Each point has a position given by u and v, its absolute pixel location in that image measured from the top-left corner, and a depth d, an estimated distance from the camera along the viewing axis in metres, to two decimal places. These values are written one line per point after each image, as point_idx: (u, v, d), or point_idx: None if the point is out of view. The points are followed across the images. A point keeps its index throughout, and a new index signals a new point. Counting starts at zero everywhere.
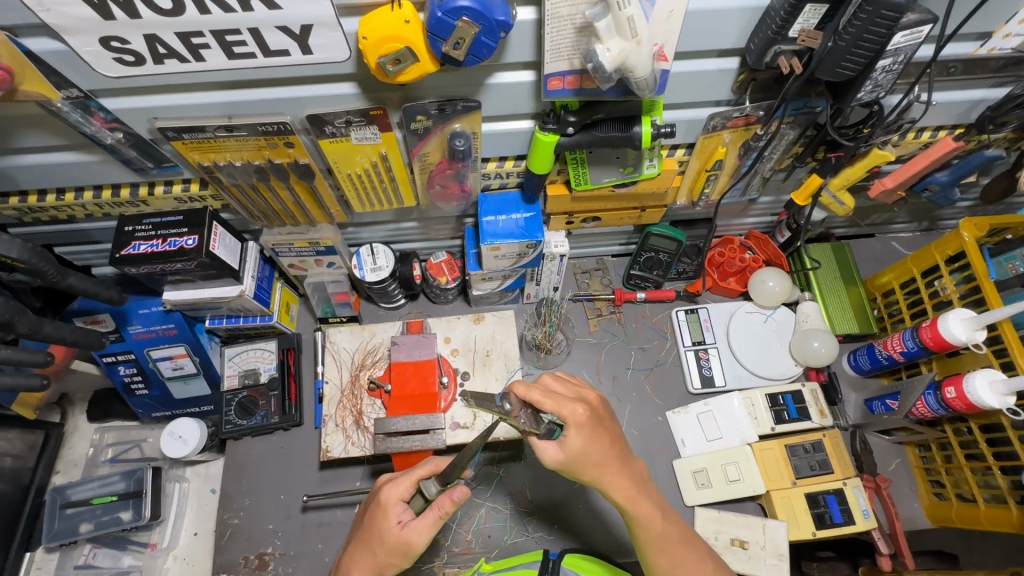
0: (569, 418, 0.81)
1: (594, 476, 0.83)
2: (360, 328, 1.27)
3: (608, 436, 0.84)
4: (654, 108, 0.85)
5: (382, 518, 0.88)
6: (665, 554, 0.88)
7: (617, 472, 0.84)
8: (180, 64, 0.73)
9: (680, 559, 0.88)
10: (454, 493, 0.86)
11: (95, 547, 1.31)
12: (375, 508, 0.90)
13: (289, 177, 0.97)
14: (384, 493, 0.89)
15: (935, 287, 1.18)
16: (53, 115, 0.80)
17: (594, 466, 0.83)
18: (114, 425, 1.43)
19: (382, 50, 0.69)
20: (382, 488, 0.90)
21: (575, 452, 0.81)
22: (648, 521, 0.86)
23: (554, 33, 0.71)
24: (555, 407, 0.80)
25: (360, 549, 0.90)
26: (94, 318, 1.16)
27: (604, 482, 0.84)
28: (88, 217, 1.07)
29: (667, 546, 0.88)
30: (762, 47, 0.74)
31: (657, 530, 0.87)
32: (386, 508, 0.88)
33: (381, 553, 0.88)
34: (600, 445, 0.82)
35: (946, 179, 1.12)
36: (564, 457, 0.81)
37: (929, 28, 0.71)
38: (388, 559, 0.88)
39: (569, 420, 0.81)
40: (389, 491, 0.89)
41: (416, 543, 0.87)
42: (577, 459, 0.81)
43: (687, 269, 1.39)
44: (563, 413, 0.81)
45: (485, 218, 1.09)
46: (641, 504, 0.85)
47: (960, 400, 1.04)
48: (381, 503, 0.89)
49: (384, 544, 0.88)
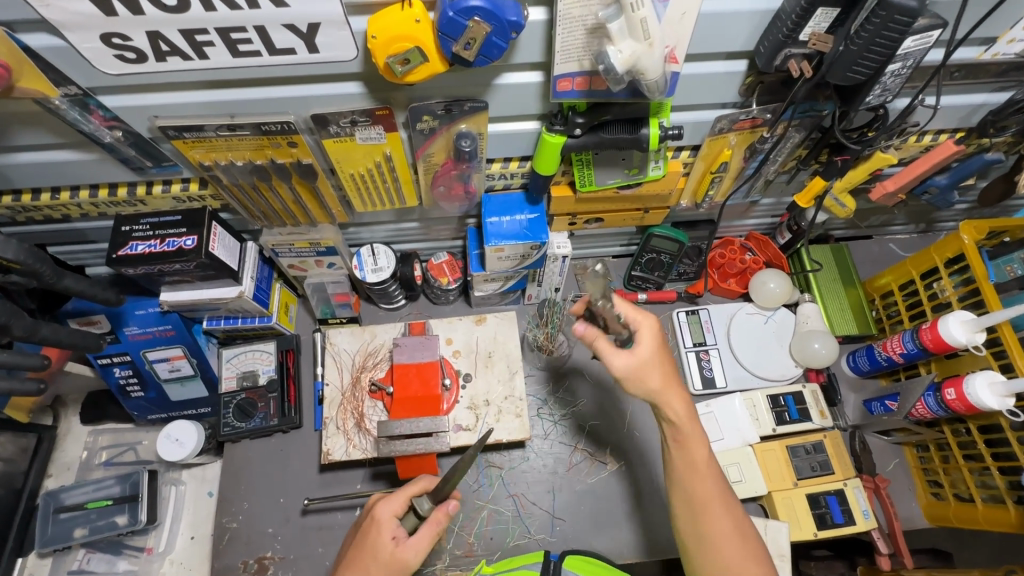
0: (638, 322, 0.89)
1: (656, 390, 0.87)
2: (361, 329, 1.25)
3: (668, 356, 0.90)
4: (662, 110, 0.85)
5: (377, 533, 0.87)
6: (702, 486, 0.87)
7: (679, 391, 0.88)
8: (183, 62, 0.71)
9: (713, 494, 0.87)
10: (448, 506, 0.89)
11: (89, 552, 1.30)
12: (369, 526, 0.89)
13: (292, 177, 0.95)
14: (379, 509, 0.89)
15: (934, 289, 1.19)
16: (50, 113, 0.79)
17: (658, 381, 0.87)
18: (108, 428, 1.41)
19: (392, 49, 0.68)
20: (375, 506, 0.90)
21: (643, 360, 0.87)
22: (695, 447, 0.88)
23: (565, 34, 0.70)
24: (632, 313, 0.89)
25: (349, 570, 0.85)
26: (88, 319, 1.14)
27: (665, 399, 0.87)
28: (83, 216, 1.05)
29: (704, 479, 0.87)
30: (772, 50, 0.74)
31: (702, 459, 0.88)
32: (380, 524, 0.88)
33: (372, 569, 0.84)
34: (664, 363, 0.88)
35: (945, 182, 1.13)
36: (631, 367, 0.87)
37: (938, 33, 0.71)
38: None
39: (641, 325, 0.89)
40: (382, 507, 0.89)
41: (411, 561, 0.84)
42: (641, 368, 0.87)
43: (688, 270, 1.40)
44: (633, 322, 0.89)
45: (489, 219, 1.08)
46: (694, 428, 0.88)
47: (960, 401, 1.05)
48: (374, 520, 0.88)
49: (378, 561, 0.84)
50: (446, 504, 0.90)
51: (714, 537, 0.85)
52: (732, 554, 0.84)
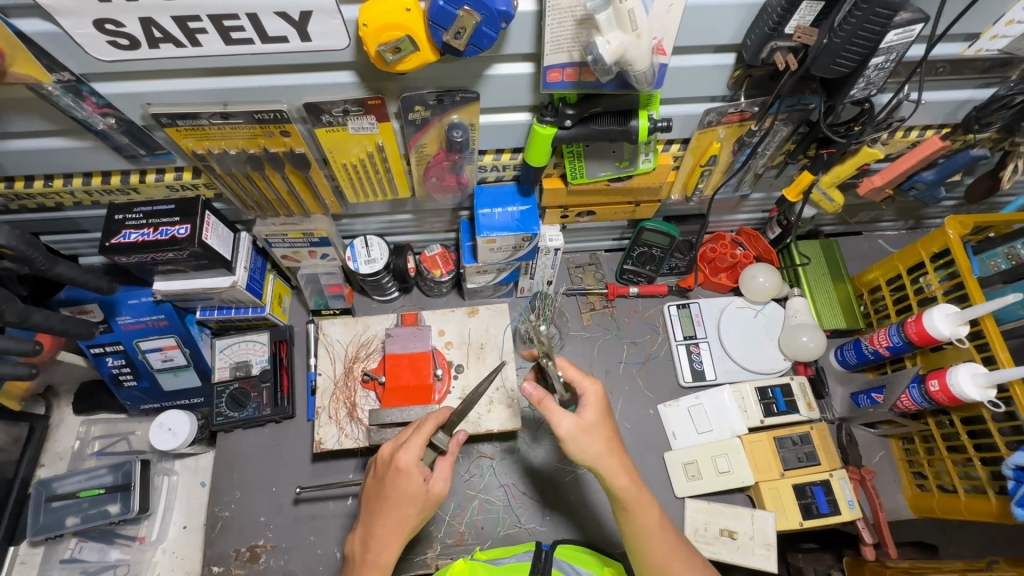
0: (586, 393, 0.89)
1: (599, 457, 0.86)
2: (353, 320, 1.26)
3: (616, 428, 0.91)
4: (652, 102, 0.86)
5: (406, 481, 0.88)
6: (661, 546, 0.88)
7: (623, 459, 0.88)
8: (176, 49, 0.72)
9: (672, 554, 0.88)
10: (459, 440, 0.91)
11: (81, 541, 1.31)
12: (394, 476, 0.88)
13: (285, 166, 0.96)
14: (403, 459, 0.88)
15: (920, 284, 1.21)
16: (43, 99, 0.79)
17: (603, 446, 0.87)
18: (101, 418, 1.42)
19: (383, 38, 0.68)
20: (398, 456, 0.88)
21: (586, 427, 0.87)
22: (643, 513, 0.88)
23: (554, 25, 0.71)
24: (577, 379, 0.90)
25: (387, 518, 0.89)
26: (81, 309, 1.14)
27: (609, 467, 0.86)
28: (76, 204, 1.05)
29: (659, 542, 0.88)
30: (759, 44, 0.75)
31: (654, 521, 0.88)
32: (408, 472, 0.88)
33: (410, 511, 0.89)
34: (607, 435, 0.88)
35: (932, 178, 1.15)
36: (576, 430, 0.86)
37: (921, 27, 0.73)
38: (417, 515, 0.90)
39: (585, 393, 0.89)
40: (405, 456, 0.88)
41: (442, 490, 0.91)
42: (586, 433, 0.86)
43: (679, 264, 1.40)
44: (580, 388, 0.90)
45: (481, 211, 1.09)
46: (643, 494, 0.88)
47: (943, 393, 1.07)
48: (401, 469, 0.88)
49: (410, 503, 0.88)
50: (454, 441, 0.91)
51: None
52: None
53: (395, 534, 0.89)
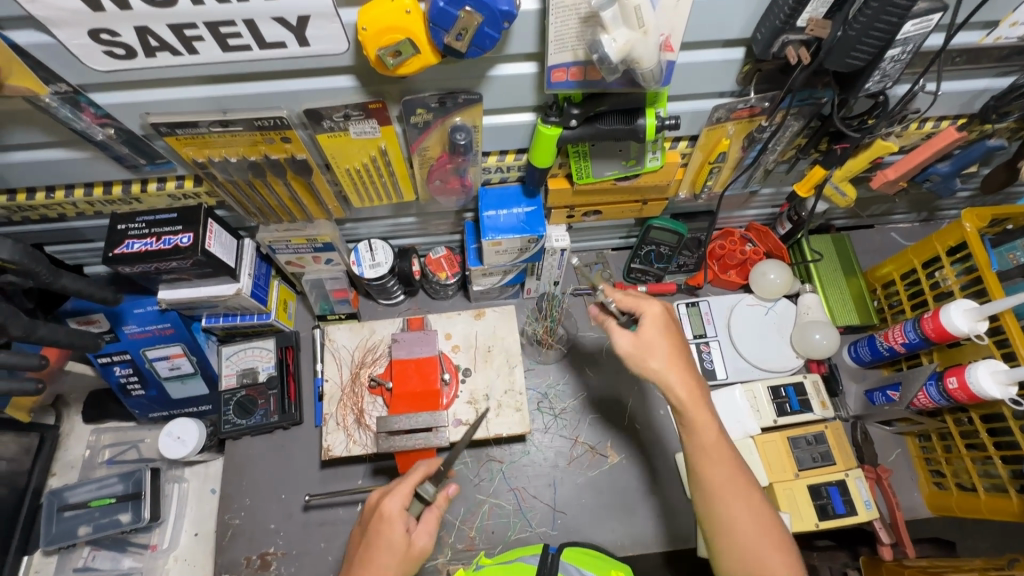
0: (645, 311, 0.90)
1: (657, 372, 0.86)
2: (359, 325, 1.25)
3: (678, 343, 0.88)
4: (659, 99, 0.84)
5: (389, 529, 0.86)
6: (716, 470, 0.82)
7: (683, 369, 0.85)
8: (173, 57, 0.71)
9: (731, 486, 0.81)
10: (449, 490, 0.92)
11: (94, 550, 1.31)
12: (377, 523, 0.87)
13: (286, 172, 0.95)
14: (386, 505, 0.87)
15: (936, 278, 1.18)
16: (41, 110, 0.78)
17: (663, 358, 0.86)
18: (110, 426, 1.42)
19: (382, 41, 0.67)
20: (383, 501, 0.88)
21: (645, 340, 0.87)
22: (702, 428, 0.83)
23: (558, 23, 0.69)
24: (633, 304, 0.91)
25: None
26: (88, 318, 1.14)
27: (667, 377, 0.85)
28: (79, 215, 1.05)
29: (715, 467, 0.82)
30: (770, 37, 0.72)
31: (711, 439, 0.83)
32: (391, 521, 0.86)
33: (391, 565, 0.84)
34: (666, 344, 0.87)
35: (947, 170, 1.12)
36: (634, 347, 0.87)
37: (939, 16, 0.70)
38: (398, 573, 0.85)
39: (645, 312, 0.90)
40: (389, 503, 0.87)
41: (424, 546, 0.88)
42: (644, 346, 0.87)
43: (687, 261, 1.38)
44: (639, 307, 0.91)
45: (486, 213, 1.07)
46: (701, 411, 0.83)
47: (962, 391, 1.05)
48: (385, 515, 0.87)
49: (394, 556, 0.85)
50: (444, 491, 0.91)
51: (733, 526, 0.79)
52: (749, 544, 0.78)
53: None
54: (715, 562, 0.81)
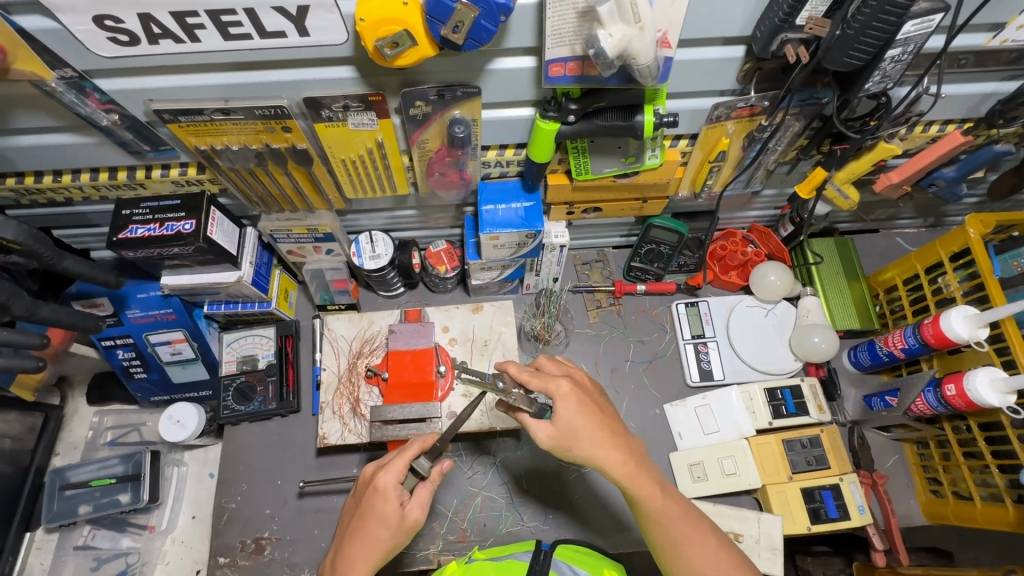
0: (554, 393, 0.86)
1: (584, 455, 0.84)
2: (358, 316, 1.26)
3: (601, 418, 0.86)
4: (658, 97, 0.84)
5: (383, 503, 0.88)
6: (672, 529, 0.85)
7: (612, 445, 0.84)
8: (176, 44, 0.72)
9: (687, 536, 0.85)
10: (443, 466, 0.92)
11: (94, 529, 1.34)
12: (372, 496, 0.89)
13: (287, 162, 0.96)
14: (380, 478, 0.89)
15: (939, 284, 1.17)
16: (48, 95, 0.79)
17: (588, 441, 0.84)
18: (113, 409, 1.44)
19: (380, 32, 0.67)
20: (377, 475, 0.89)
21: (564, 427, 0.84)
22: (647, 498, 0.85)
23: (555, 18, 0.69)
24: (541, 386, 0.87)
25: (358, 540, 0.89)
26: (92, 301, 1.16)
27: (598, 461, 0.84)
28: (85, 199, 1.06)
29: (670, 525, 0.85)
30: (769, 35, 0.72)
31: (657, 503, 0.85)
32: (385, 494, 0.88)
33: (383, 535, 0.88)
34: (586, 422, 0.85)
35: (953, 175, 1.11)
36: (554, 437, 0.85)
37: (941, 17, 0.69)
38: (393, 541, 0.89)
39: (554, 393, 0.86)
40: (383, 477, 0.89)
41: (418, 518, 0.90)
42: (567, 433, 0.85)
43: (687, 261, 1.37)
44: (548, 389, 0.87)
45: (485, 207, 1.08)
46: (639, 481, 0.85)
47: (960, 398, 1.04)
48: (378, 490, 0.88)
49: (386, 526, 0.88)
50: (438, 467, 0.91)
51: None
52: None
53: (367, 555, 0.88)
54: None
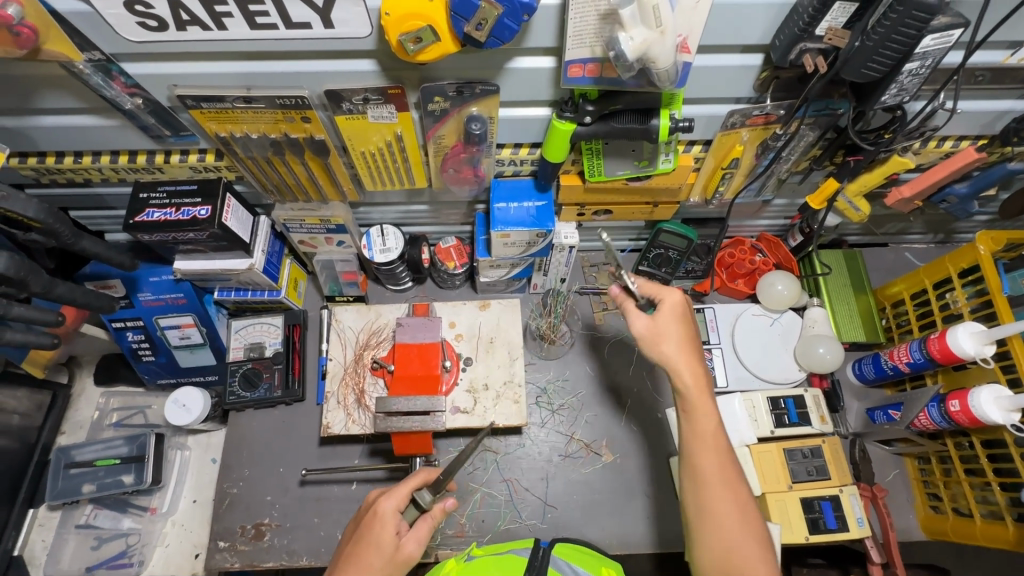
0: (663, 299, 0.94)
1: (666, 355, 0.91)
2: (366, 308, 1.27)
3: (693, 335, 0.93)
4: (674, 101, 0.85)
5: (380, 528, 0.86)
6: (707, 459, 0.85)
7: (692, 358, 0.90)
8: (203, 31, 0.73)
9: (715, 470, 0.84)
10: (445, 504, 0.89)
11: (96, 508, 1.35)
12: (371, 520, 0.87)
13: (304, 152, 0.97)
14: (380, 503, 0.87)
15: (946, 299, 1.17)
16: (74, 77, 0.81)
17: (675, 343, 0.91)
18: (119, 390, 1.46)
19: (404, 27, 0.69)
20: (378, 500, 0.88)
21: (657, 328, 0.92)
22: (703, 414, 0.87)
23: (577, 19, 0.70)
24: (654, 290, 0.95)
25: (350, 568, 0.84)
26: (105, 283, 1.18)
27: (675, 365, 0.90)
28: (103, 181, 1.08)
29: (708, 451, 0.85)
30: (788, 44, 0.73)
31: (710, 428, 0.87)
32: (383, 519, 0.87)
33: (375, 563, 0.83)
34: (680, 333, 0.92)
35: (965, 191, 1.11)
36: (648, 329, 0.92)
37: (960, 33, 0.69)
38: (383, 574, 0.83)
39: (665, 298, 0.94)
40: (384, 502, 0.88)
41: (413, 553, 0.85)
42: (655, 335, 0.92)
43: (695, 268, 1.38)
44: (658, 295, 0.95)
45: (496, 205, 1.08)
46: (704, 400, 0.88)
47: (963, 414, 1.03)
48: (377, 514, 0.87)
49: (380, 554, 0.84)
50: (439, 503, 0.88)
51: (721, 521, 0.82)
52: (732, 536, 0.81)
53: None
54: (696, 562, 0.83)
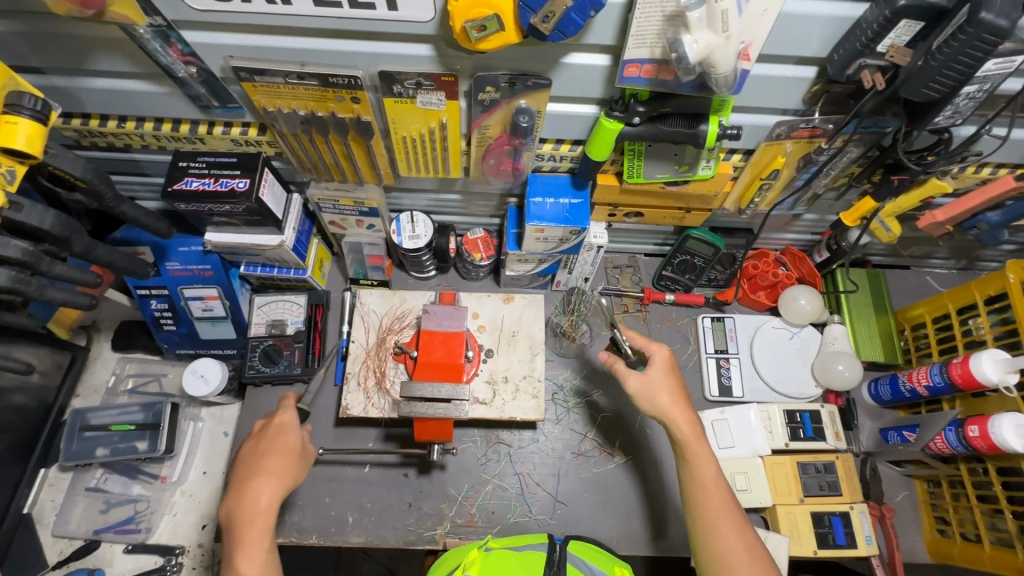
0: (654, 354, 1.03)
1: (663, 408, 0.99)
2: (391, 293, 1.28)
3: (680, 387, 1.02)
4: (723, 108, 0.85)
5: (286, 435, 1.00)
6: (709, 503, 0.93)
7: (685, 408, 0.98)
8: (267, 5, 0.73)
9: (722, 515, 0.92)
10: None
11: (107, 472, 1.36)
12: (272, 430, 1.00)
13: (348, 133, 0.97)
14: (283, 416, 1.02)
15: (969, 325, 1.19)
16: (132, 41, 0.81)
17: (669, 397, 0.99)
18: (136, 357, 1.46)
19: (471, 14, 0.69)
20: (280, 414, 1.02)
21: (650, 382, 1.00)
22: (700, 462, 0.95)
23: (642, 19, 0.70)
24: (643, 344, 1.05)
25: (261, 470, 0.95)
26: (134, 249, 1.19)
27: (670, 416, 0.98)
28: (143, 148, 1.08)
29: (713, 495, 0.93)
30: (847, 59, 0.73)
31: (711, 476, 0.94)
32: (286, 428, 1.01)
33: (288, 461, 0.97)
34: (668, 385, 1.00)
35: (997, 219, 1.12)
36: (640, 386, 1.01)
37: (1023, 59, 0.70)
38: (296, 469, 0.98)
39: (654, 354, 1.03)
40: (286, 416, 1.02)
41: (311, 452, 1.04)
42: (646, 390, 1.01)
43: (718, 277, 1.38)
44: (648, 349, 1.04)
45: (533, 199, 1.09)
46: (700, 449, 0.96)
47: (982, 439, 1.04)
48: (282, 424, 1.01)
49: (290, 455, 0.98)
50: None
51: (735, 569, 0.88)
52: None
53: (274, 484, 0.94)
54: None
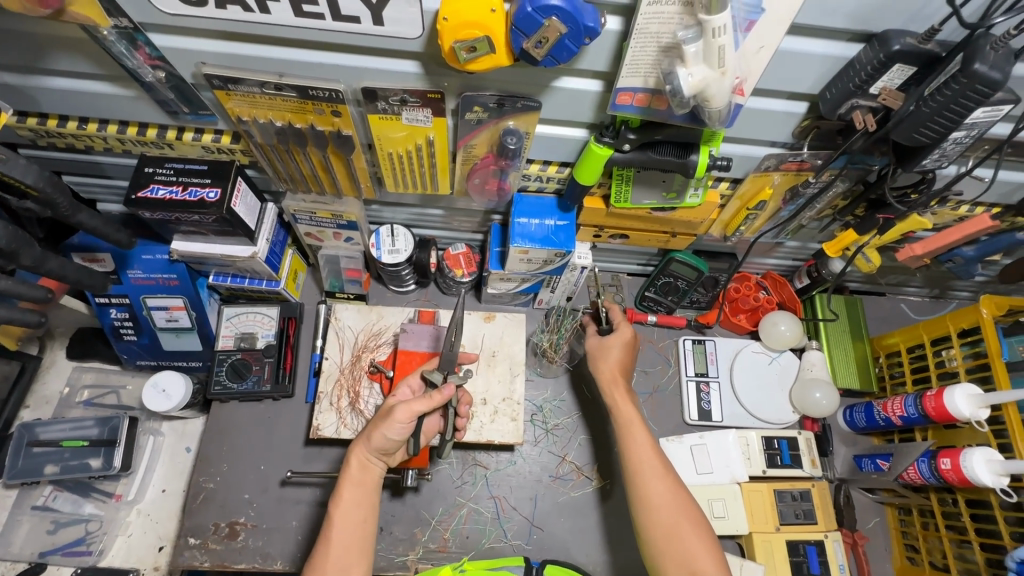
0: (619, 326, 1.15)
1: (605, 370, 1.12)
2: (368, 308, 1.23)
3: (629, 360, 1.13)
4: (714, 139, 0.83)
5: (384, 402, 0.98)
6: (634, 447, 1.00)
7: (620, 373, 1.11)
8: (242, 12, 0.69)
9: (644, 459, 0.98)
10: (446, 390, 0.94)
11: (56, 490, 1.27)
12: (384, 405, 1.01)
13: (327, 146, 0.93)
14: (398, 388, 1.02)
15: (942, 357, 1.20)
16: (94, 42, 0.76)
17: (612, 362, 1.12)
18: (93, 366, 1.38)
19: (460, 35, 0.65)
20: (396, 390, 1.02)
21: (604, 346, 1.14)
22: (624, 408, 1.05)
23: (637, 49, 0.69)
24: (616, 318, 1.16)
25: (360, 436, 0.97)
26: (93, 256, 1.13)
27: (608, 378, 1.10)
28: (106, 150, 1.02)
29: (637, 438, 1.01)
30: (839, 98, 0.73)
31: (633, 419, 1.03)
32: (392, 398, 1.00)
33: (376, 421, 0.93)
34: (614, 355, 1.12)
35: (972, 254, 1.14)
36: (596, 347, 1.15)
37: (1009, 108, 0.70)
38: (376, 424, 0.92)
39: (619, 329, 1.14)
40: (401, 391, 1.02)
41: (397, 412, 0.90)
42: (601, 350, 1.14)
43: (700, 299, 1.38)
44: (618, 323, 1.15)
45: (517, 219, 1.06)
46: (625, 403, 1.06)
47: (954, 473, 1.05)
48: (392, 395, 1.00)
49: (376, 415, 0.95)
50: (444, 388, 0.94)
51: (653, 502, 0.93)
52: (667, 518, 0.92)
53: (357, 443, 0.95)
54: (649, 551, 0.92)
